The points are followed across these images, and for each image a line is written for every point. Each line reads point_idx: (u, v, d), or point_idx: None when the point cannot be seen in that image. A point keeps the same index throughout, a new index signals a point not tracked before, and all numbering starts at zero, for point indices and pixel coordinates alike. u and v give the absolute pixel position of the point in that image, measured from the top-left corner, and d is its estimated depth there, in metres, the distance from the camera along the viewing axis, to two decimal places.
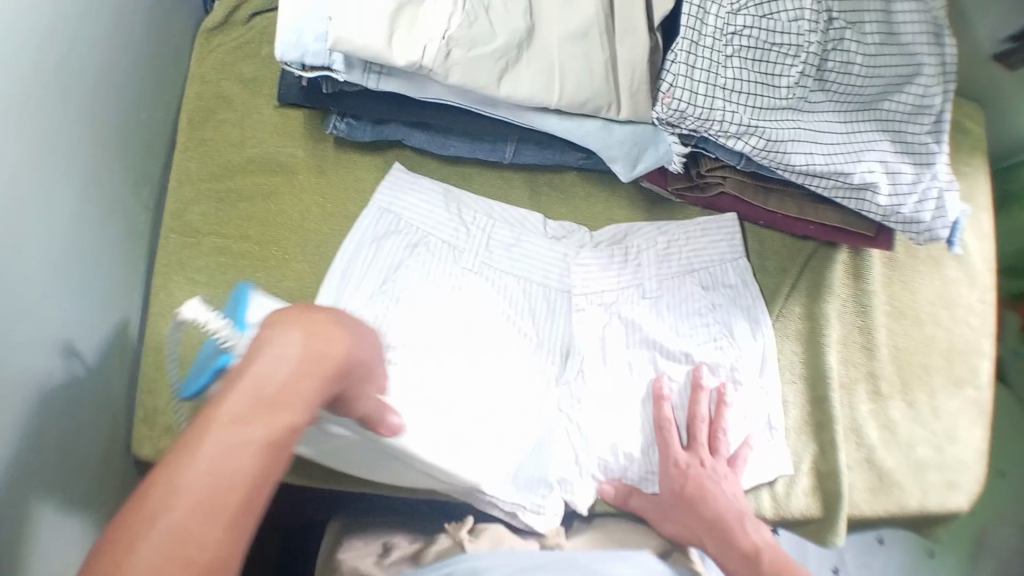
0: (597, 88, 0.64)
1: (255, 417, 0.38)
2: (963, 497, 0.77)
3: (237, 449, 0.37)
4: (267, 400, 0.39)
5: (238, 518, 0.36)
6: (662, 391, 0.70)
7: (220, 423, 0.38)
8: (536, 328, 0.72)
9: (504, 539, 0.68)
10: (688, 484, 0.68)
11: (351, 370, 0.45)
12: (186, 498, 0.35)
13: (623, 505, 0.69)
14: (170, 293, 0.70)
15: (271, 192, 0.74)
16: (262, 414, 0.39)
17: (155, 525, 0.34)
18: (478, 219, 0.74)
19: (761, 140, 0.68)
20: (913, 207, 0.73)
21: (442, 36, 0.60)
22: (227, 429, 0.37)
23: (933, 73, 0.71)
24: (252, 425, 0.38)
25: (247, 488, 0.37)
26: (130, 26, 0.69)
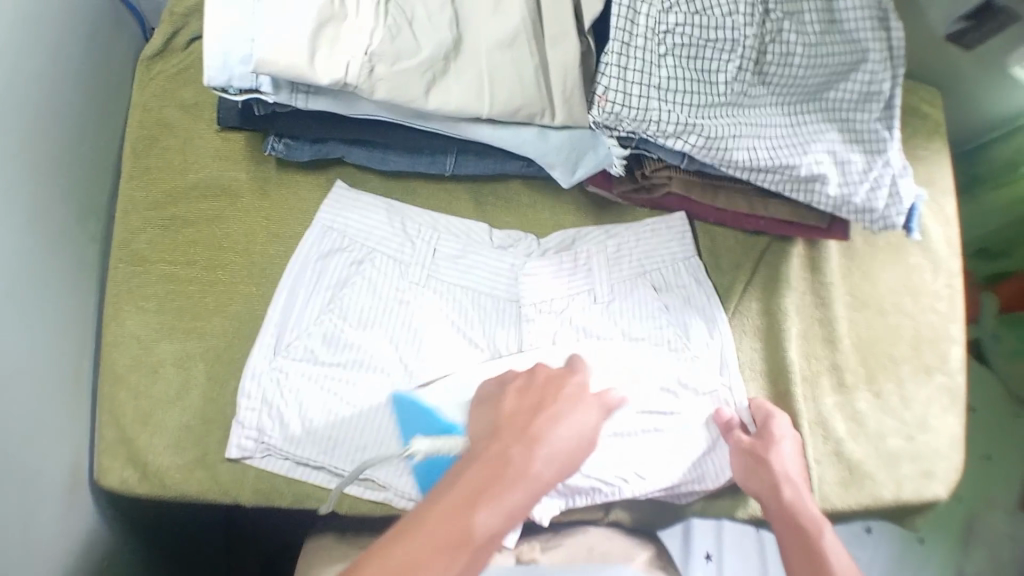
0: (529, 96, 0.63)
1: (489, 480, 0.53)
2: (940, 485, 0.77)
3: (500, 514, 0.51)
4: (493, 491, 0.52)
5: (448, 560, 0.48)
6: (771, 408, 0.72)
7: (503, 500, 0.52)
8: (478, 330, 0.72)
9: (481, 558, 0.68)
10: (775, 446, 0.70)
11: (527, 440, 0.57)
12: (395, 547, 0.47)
13: (725, 432, 0.71)
14: (122, 322, 0.71)
15: (215, 216, 0.73)
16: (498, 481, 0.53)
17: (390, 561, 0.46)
18: (423, 232, 0.72)
19: (700, 137, 0.67)
20: (865, 197, 0.71)
21: (365, 53, 0.59)
22: (500, 480, 0.53)
23: (879, 59, 0.71)
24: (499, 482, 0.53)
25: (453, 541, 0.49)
26: (68, 59, 0.69)
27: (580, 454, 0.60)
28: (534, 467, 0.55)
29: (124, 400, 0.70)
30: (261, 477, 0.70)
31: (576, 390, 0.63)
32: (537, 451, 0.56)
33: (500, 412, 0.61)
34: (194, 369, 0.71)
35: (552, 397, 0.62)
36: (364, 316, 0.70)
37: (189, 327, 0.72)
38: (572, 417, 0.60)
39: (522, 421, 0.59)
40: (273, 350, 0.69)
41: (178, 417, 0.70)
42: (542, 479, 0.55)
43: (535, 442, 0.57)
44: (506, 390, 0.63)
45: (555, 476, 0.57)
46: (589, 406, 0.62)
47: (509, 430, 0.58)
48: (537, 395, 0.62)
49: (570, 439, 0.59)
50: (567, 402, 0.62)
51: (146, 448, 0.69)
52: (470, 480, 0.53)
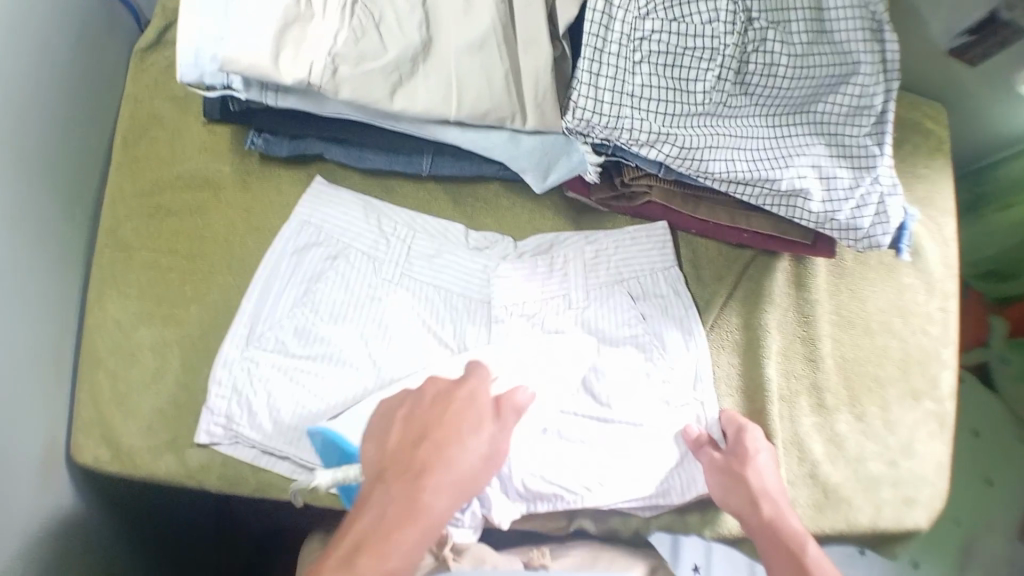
0: (498, 100, 0.63)
1: (388, 523, 0.54)
2: (921, 513, 0.75)
3: (382, 564, 0.52)
4: (383, 535, 0.53)
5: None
6: (741, 419, 0.71)
7: (395, 542, 0.53)
8: (446, 330, 0.71)
9: (487, 557, 0.66)
10: (751, 457, 0.69)
11: (424, 458, 0.57)
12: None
13: (694, 449, 0.70)
14: (104, 306, 0.72)
15: (198, 206, 0.74)
16: (396, 520, 0.54)
17: None
18: (398, 230, 0.73)
19: (674, 147, 0.66)
20: (849, 214, 0.70)
21: (328, 54, 0.60)
22: (388, 527, 0.53)
23: (871, 71, 0.68)
24: (392, 531, 0.53)
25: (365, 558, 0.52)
26: (60, 48, 0.71)
27: (479, 472, 0.58)
28: (426, 502, 0.55)
29: (100, 381, 0.71)
30: (227, 465, 0.70)
31: (470, 402, 0.61)
32: (423, 488, 0.55)
33: (385, 444, 0.60)
34: (169, 357, 0.72)
35: (438, 421, 0.60)
36: (334, 311, 0.70)
37: (167, 314, 0.72)
38: (464, 440, 0.58)
39: (404, 460, 0.57)
40: (244, 339, 0.70)
41: (152, 401, 0.71)
42: (436, 510, 0.55)
43: (422, 476, 0.56)
44: (396, 424, 0.61)
45: (450, 503, 0.56)
46: (476, 425, 0.60)
47: (397, 466, 0.57)
48: (426, 418, 0.60)
49: (460, 467, 0.57)
50: (462, 423, 0.60)
51: (120, 432, 0.70)
52: (359, 534, 0.53)
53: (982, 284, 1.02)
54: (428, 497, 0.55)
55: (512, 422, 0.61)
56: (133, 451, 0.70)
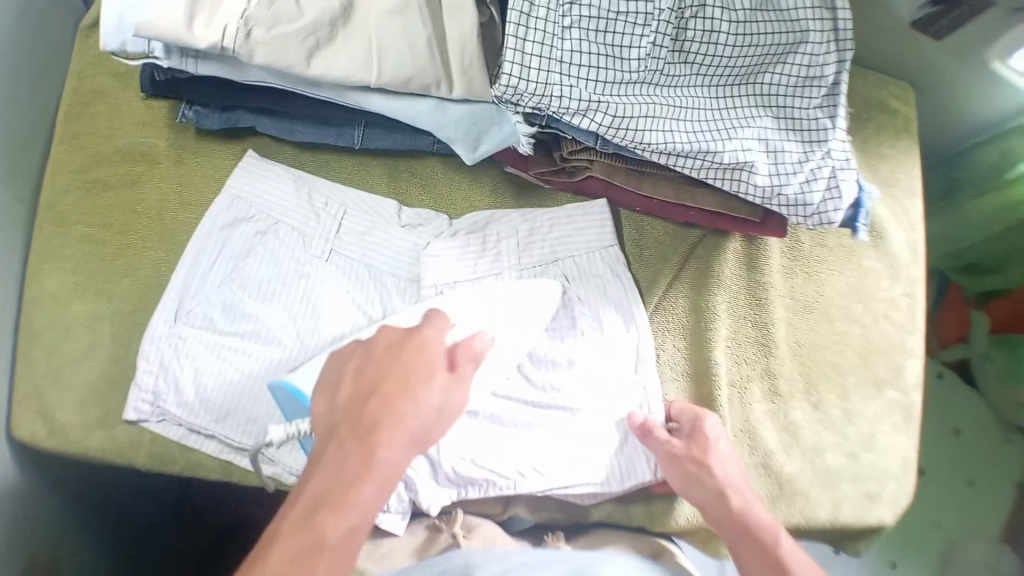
0: (420, 66, 0.62)
1: (335, 491, 0.49)
2: (884, 510, 0.71)
3: (337, 528, 0.48)
4: (338, 496, 0.48)
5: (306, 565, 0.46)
6: (699, 410, 0.67)
7: (352, 501, 0.48)
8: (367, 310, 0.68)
9: (497, 538, 0.64)
10: (710, 445, 0.65)
11: (375, 410, 0.51)
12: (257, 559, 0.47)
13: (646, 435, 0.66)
14: (41, 280, 0.69)
15: (132, 181, 0.72)
16: (344, 485, 0.49)
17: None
18: (329, 206, 0.70)
19: (607, 116, 0.63)
20: (798, 188, 0.67)
21: (240, 17, 0.58)
22: (343, 488, 0.49)
23: (821, 39, 0.66)
24: (340, 496, 0.48)
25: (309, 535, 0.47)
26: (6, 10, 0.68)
27: (438, 420, 0.53)
28: (381, 458, 0.50)
29: (35, 354, 0.67)
30: (157, 443, 0.66)
31: (420, 351, 0.54)
32: (381, 442, 0.50)
33: (335, 399, 0.54)
34: (103, 331, 0.68)
35: (390, 366, 0.53)
36: (263, 285, 0.67)
37: (100, 290, 0.69)
38: (421, 389, 0.53)
39: (355, 414, 0.52)
40: (169, 314, 0.66)
41: (82, 379, 0.67)
42: (390, 468, 0.50)
43: (376, 431, 0.50)
44: (341, 380, 0.55)
45: (408, 456, 0.51)
46: (431, 370, 0.54)
47: (349, 422, 0.51)
48: (370, 367, 0.54)
49: (415, 417, 0.52)
50: (417, 369, 0.53)
51: (53, 407, 0.66)
52: (317, 495, 0.49)
53: (961, 276, 1.00)
54: (381, 454, 0.50)
55: (473, 366, 0.57)
56: (67, 426, 0.65)
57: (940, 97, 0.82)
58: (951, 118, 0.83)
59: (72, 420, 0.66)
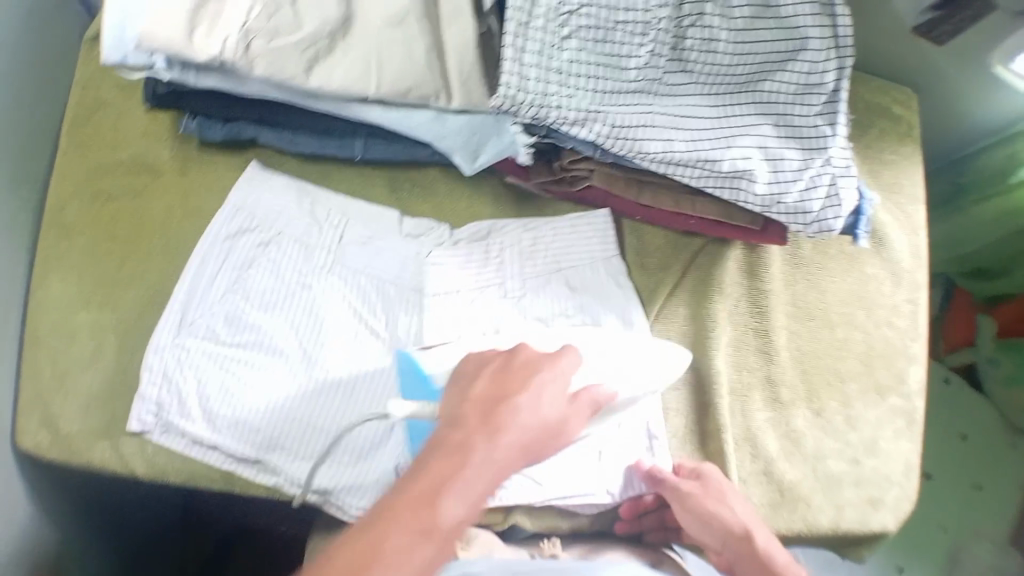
0: (419, 77, 0.62)
1: (453, 470, 0.47)
2: (887, 515, 0.70)
3: (453, 510, 0.45)
4: (459, 479, 0.47)
5: (420, 536, 0.44)
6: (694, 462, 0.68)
7: (466, 484, 0.47)
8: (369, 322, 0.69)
9: (493, 549, 0.64)
10: (726, 488, 0.66)
11: (500, 412, 0.51)
12: (368, 519, 0.44)
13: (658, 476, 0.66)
14: (46, 288, 0.69)
15: (136, 191, 0.73)
16: (461, 467, 0.47)
17: (361, 533, 0.43)
18: (332, 217, 0.71)
19: (605, 125, 0.64)
20: (797, 196, 0.67)
21: (240, 31, 0.59)
22: (464, 471, 0.47)
23: (821, 47, 0.65)
24: (459, 476, 0.47)
25: (426, 506, 0.45)
26: (10, 21, 0.68)
27: (548, 442, 0.53)
28: (499, 455, 0.49)
29: (40, 363, 0.67)
30: (160, 453, 0.66)
31: (545, 372, 0.55)
32: (503, 440, 0.49)
33: (468, 392, 0.53)
34: (107, 340, 0.69)
35: (518, 379, 0.54)
36: (265, 296, 0.68)
37: (104, 299, 0.69)
38: (545, 407, 0.53)
39: (482, 410, 0.51)
40: (175, 324, 0.66)
41: (86, 388, 0.67)
42: (501, 469, 0.49)
43: (501, 428, 0.50)
44: (479, 375, 0.55)
45: (516, 464, 0.51)
46: (551, 391, 0.54)
47: (475, 416, 0.51)
48: (511, 374, 0.54)
49: (532, 429, 0.51)
50: (541, 387, 0.54)
51: (57, 412, 0.66)
52: (435, 470, 0.47)
53: (967, 282, 1.01)
54: (496, 450, 0.49)
55: (591, 412, 0.58)
56: (72, 434, 0.66)
57: (943, 101, 0.81)
58: (953, 122, 0.83)
59: (77, 429, 0.66)
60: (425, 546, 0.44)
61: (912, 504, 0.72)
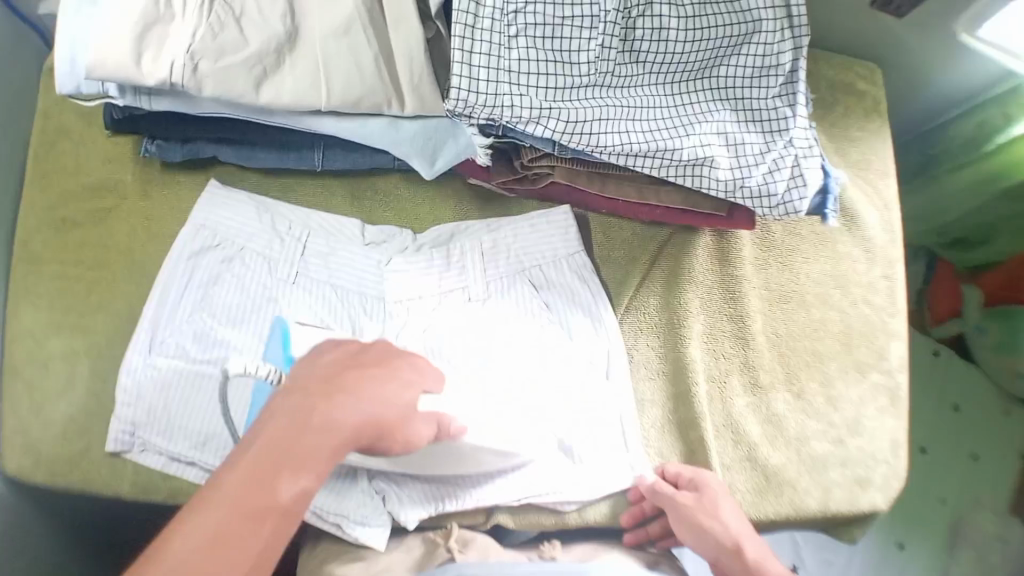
0: (370, 85, 0.62)
1: (290, 442, 0.46)
2: (876, 493, 0.70)
3: (291, 484, 0.45)
4: (295, 451, 0.46)
5: (254, 521, 0.43)
6: (685, 466, 0.67)
7: (304, 456, 0.46)
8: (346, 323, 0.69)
9: (491, 552, 0.64)
10: (721, 501, 0.65)
11: (344, 384, 0.50)
12: (200, 504, 0.43)
13: (657, 491, 0.65)
14: (18, 318, 0.70)
15: (102, 216, 0.73)
16: (300, 440, 0.46)
17: (186, 522, 0.42)
18: (293, 229, 0.71)
19: (560, 121, 0.63)
20: (761, 179, 0.66)
21: (187, 51, 0.59)
22: (302, 439, 0.46)
23: (774, 29, 0.65)
24: (296, 451, 0.46)
25: (260, 483, 0.44)
26: None
27: (393, 429, 0.52)
28: (337, 422, 0.48)
29: (14, 392, 0.68)
30: (140, 473, 0.66)
31: (387, 359, 0.55)
32: (343, 413, 0.49)
33: (316, 363, 0.51)
34: (80, 365, 0.69)
35: (367, 360, 0.53)
36: (232, 315, 0.68)
37: (75, 325, 0.70)
38: (390, 391, 0.52)
39: (332, 376, 0.50)
40: (144, 350, 0.66)
41: (61, 415, 0.67)
42: (344, 437, 0.48)
43: (340, 396, 0.49)
44: (330, 351, 0.53)
45: (360, 433, 0.49)
46: (396, 375, 0.53)
47: (320, 381, 0.50)
48: (361, 356, 0.53)
49: (375, 406, 0.51)
50: (393, 371, 0.54)
51: (36, 440, 0.67)
52: (272, 440, 0.46)
53: (950, 253, 1.01)
54: (335, 418, 0.48)
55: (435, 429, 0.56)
56: (51, 461, 0.66)
57: (909, 72, 0.81)
58: (922, 92, 0.83)
59: (56, 455, 0.66)
60: (260, 531, 0.43)
61: (902, 480, 0.71)
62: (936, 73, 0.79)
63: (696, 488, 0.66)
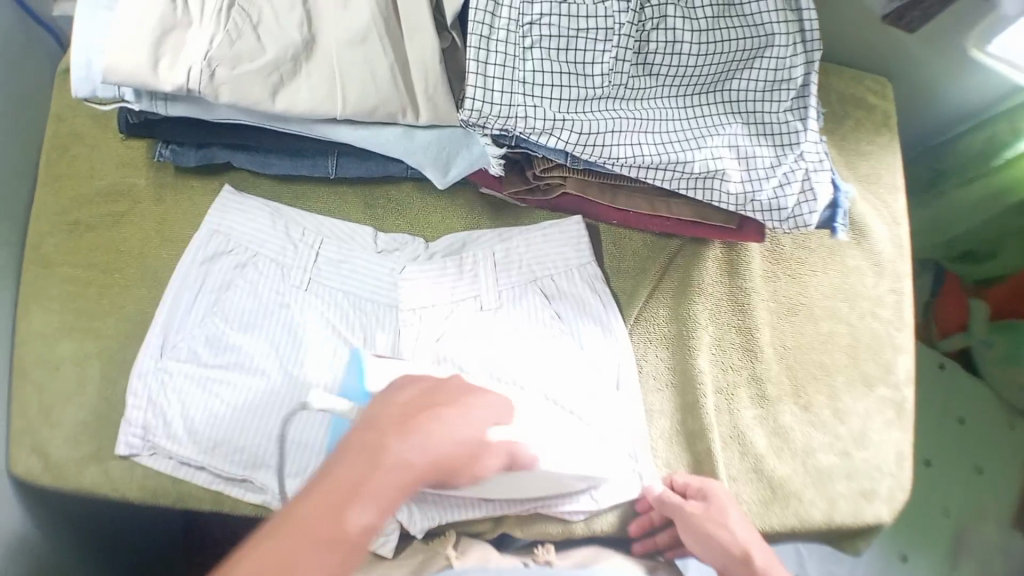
0: (384, 94, 0.62)
1: (362, 476, 0.46)
2: (881, 505, 0.70)
3: (362, 515, 0.45)
4: (366, 485, 0.46)
5: (323, 548, 0.43)
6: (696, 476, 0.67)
7: (373, 489, 0.46)
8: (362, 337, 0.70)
9: (491, 557, 0.64)
10: (728, 510, 0.65)
11: (415, 423, 0.50)
12: (270, 534, 0.43)
13: (664, 501, 0.66)
14: (30, 321, 0.70)
15: (115, 220, 0.73)
16: (370, 475, 0.46)
17: (254, 551, 0.42)
18: (306, 236, 0.71)
19: (573, 133, 0.63)
20: (772, 193, 0.66)
21: (204, 57, 0.59)
22: (370, 471, 0.46)
23: (786, 43, 0.66)
24: (366, 484, 0.46)
25: (328, 515, 0.44)
26: None
27: (463, 464, 0.53)
28: (408, 456, 0.48)
29: (25, 394, 0.68)
30: (150, 476, 0.67)
31: (458, 396, 0.55)
32: (414, 450, 0.49)
33: (388, 401, 0.52)
34: (91, 368, 0.69)
35: (441, 398, 0.54)
36: (245, 320, 0.68)
37: (87, 328, 0.70)
38: (462, 426, 0.53)
39: (404, 414, 0.51)
40: (156, 353, 0.67)
41: (71, 418, 0.68)
42: (415, 473, 0.48)
43: (410, 432, 0.49)
44: (405, 389, 0.54)
45: (432, 470, 0.50)
46: (470, 413, 0.54)
47: (392, 419, 0.50)
48: (432, 397, 0.54)
49: (447, 443, 0.51)
50: (463, 408, 0.54)
51: (46, 442, 0.67)
52: (346, 474, 0.46)
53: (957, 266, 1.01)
54: (407, 453, 0.48)
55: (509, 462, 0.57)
56: (61, 462, 0.67)
57: (920, 85, 0.81)
58: (932, 106, 0.83)
59: (66, 456, 0.67)
60: (331, 557, 0.43)
61: (907, 493, 0.71)
62: (947, 87, 0.80)
63: (705, 497, 0.66)
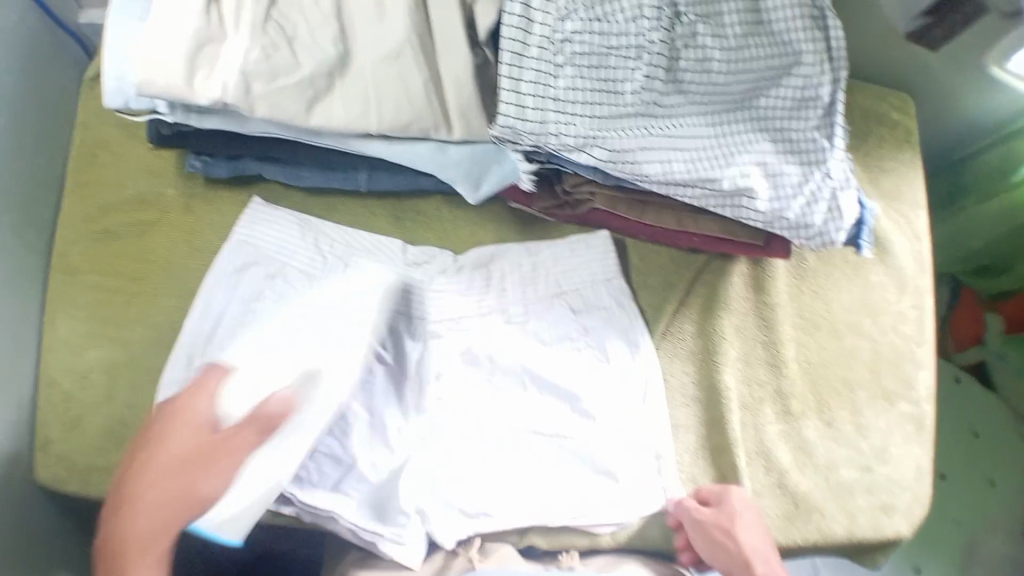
0: (418, 109, 0.63)
1: (116, 547, 0.55)
2: (900, 519, 0.70)
3: (145, 570, 0.55)
4: (124, 549, 0.55)
5: None
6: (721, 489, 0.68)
7: (129, 550, 0.55)
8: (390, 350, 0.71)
9: (510, 560, 0.66)
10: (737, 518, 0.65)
11: (133, 475, 0.57)
12: None
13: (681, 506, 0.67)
14: (55, 329, 0.70)
15: (143, 229, 0.74)
16: (115, 546, 0.56)
17: None
18: (336, 249, 0.72)
19: (604, 150, 0.64)
20: (799, 211, 0.67)
21: (239, 72, 0.59)
22: (131, 519, 0.56)
23: (813, 62, 0.66)
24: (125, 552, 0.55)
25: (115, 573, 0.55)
26: None
27: (199, 467, 0.57)
28: (146, 517, 0.56)
29: (50, 402, 0.68)
30: None
31: (172, 415, 0.59)
32: (144, 500, 0.56)
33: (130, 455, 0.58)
34: (119, 377, 0.70)
35: (165, 428, 0.59)
36: None
37: (113, 337, 0.70)
38: (173, 443, 0.58)
39: (159, 463, 0.57)
40: (186, 361, 0.67)
41: (100, 426, 0.68)
42: (157, 523, 0.56)
43: (134, 493, 0.56)
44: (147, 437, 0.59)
45: (171, 506, 0.56)
46: (184, 428, 0.58)
47: (140, 475, 0.57)
48: (157, 431, 0.58)
49: (171, 475, 0.57)
50: (177, 425, 0.59)
51: (75, 450, 0.67)
52: (108, 537, 0.56)
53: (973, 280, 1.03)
54: (141, 513, 0.56)
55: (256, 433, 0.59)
56: (89, 470, 0.67)
57: (941, 103, 0.82)
58: (952, 123, 0.84)
59: (95, 463, 0.67)
60: None
61: (925, 508, 0.72)
62: (969, 105, 0.80)
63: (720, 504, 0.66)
